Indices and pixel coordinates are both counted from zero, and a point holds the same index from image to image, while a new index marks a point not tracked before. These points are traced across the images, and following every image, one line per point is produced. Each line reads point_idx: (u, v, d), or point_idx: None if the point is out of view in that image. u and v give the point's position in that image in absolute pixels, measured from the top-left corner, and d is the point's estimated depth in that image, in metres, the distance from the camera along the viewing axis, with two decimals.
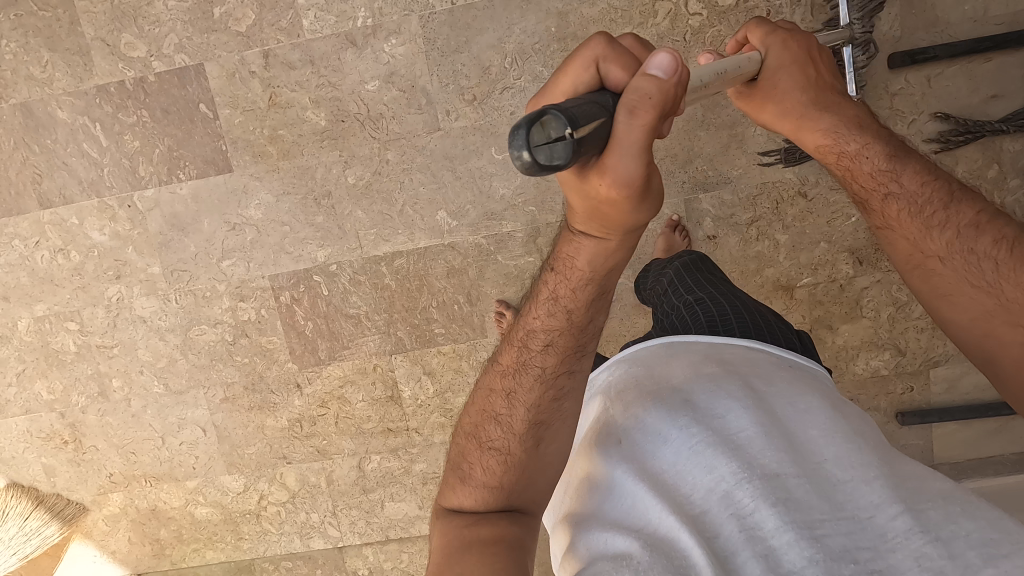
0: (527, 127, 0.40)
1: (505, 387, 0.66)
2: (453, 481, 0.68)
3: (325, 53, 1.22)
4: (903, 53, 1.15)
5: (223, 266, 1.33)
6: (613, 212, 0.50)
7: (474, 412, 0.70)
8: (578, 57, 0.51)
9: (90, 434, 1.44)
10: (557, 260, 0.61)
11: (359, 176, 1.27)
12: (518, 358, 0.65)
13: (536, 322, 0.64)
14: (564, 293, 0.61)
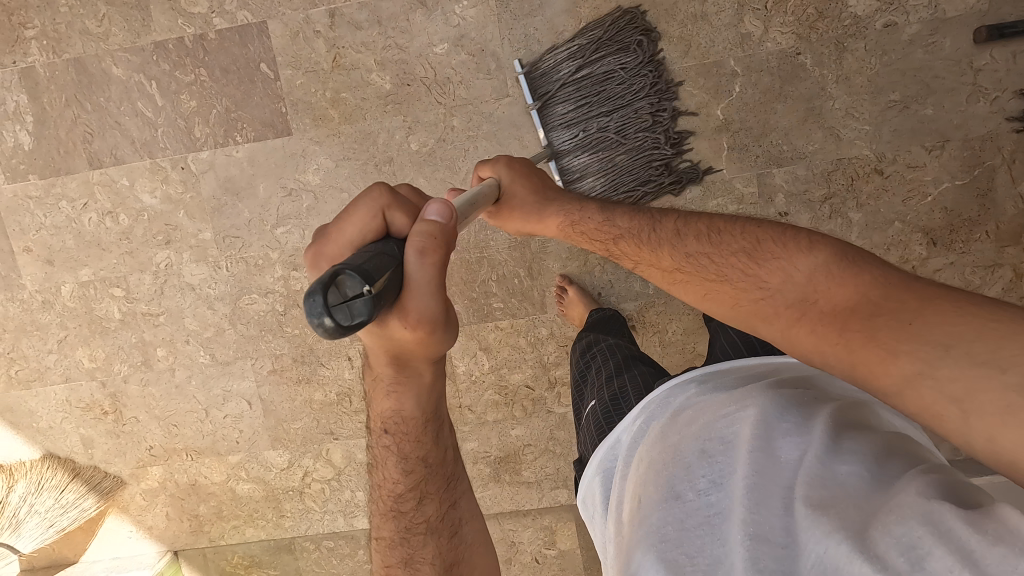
0: (330, 292, 0.41)
1: (398, 558, 0.70)
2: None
3: (394, 13, 1.19)
4: (992, 26, 1.11)
5: (277, 233, 1.29)
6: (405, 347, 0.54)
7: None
8: (358, 210, 0.54)
9: (131, 405, 1.40)
10: (386, 425, 0.65)
11: (422, 142, 1.24)
12: (399, 529, 0.70)
13: (387, 483, 0.69)
14: (404, 443, 0.67)
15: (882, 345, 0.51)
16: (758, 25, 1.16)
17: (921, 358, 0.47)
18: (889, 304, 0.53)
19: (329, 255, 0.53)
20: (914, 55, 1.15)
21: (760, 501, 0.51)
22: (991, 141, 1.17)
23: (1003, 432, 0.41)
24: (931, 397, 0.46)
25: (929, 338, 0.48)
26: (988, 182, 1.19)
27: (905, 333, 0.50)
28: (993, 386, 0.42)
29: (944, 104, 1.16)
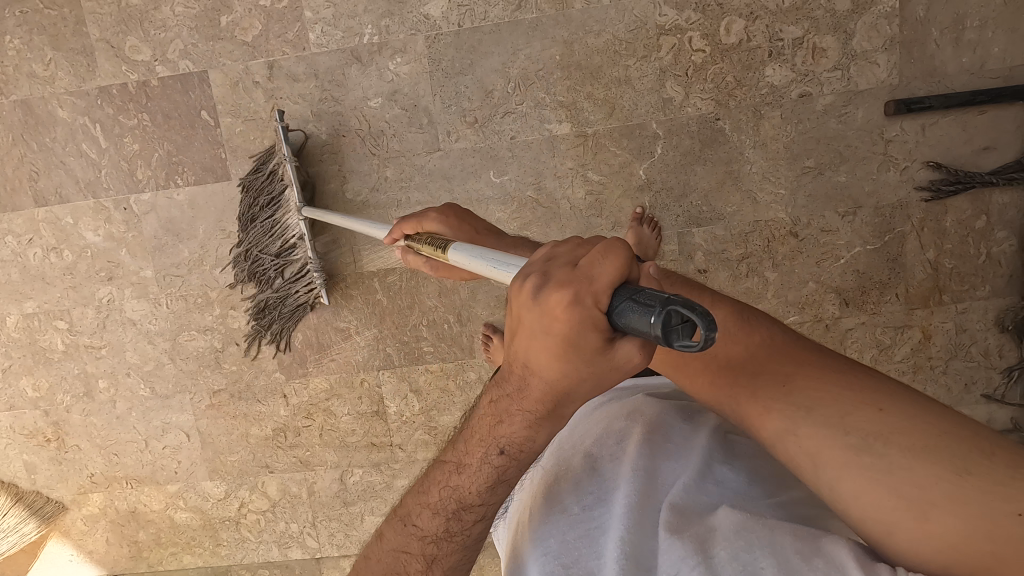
0: (685, 319, 0.37)
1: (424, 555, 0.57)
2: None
3: (329, 67, 1.23)
4: (901, 101, 1.16)
5: (215, 273, 1.34)
6: (585, 388, 0.48)
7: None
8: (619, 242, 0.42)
9: (73, 433, 1.44)
10: (506, 446, 0.54)
11: (357, 191, 1.28)
12: (444, 533, 0.57)
13: (440, 507, 0.57)
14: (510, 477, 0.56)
15: (762, 401, 0.58)
16: (680, 90, 1.20)
17: (786, 417, 0.55)
18: (771, 365, 0.60)
19: (584, 293, 0.42)
20: (828, 125, 1.20)
21: (638, 518, 0.57)
22: (901, 209, 1.22)
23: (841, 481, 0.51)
24: (807, 449, 0.53)
25: (816, 407, 0.54)
26: (898, 247, 1.24)
27: (781, 395, 0.57)
28: (835, 445, 0.52)
29: (856, 173, 1.21)
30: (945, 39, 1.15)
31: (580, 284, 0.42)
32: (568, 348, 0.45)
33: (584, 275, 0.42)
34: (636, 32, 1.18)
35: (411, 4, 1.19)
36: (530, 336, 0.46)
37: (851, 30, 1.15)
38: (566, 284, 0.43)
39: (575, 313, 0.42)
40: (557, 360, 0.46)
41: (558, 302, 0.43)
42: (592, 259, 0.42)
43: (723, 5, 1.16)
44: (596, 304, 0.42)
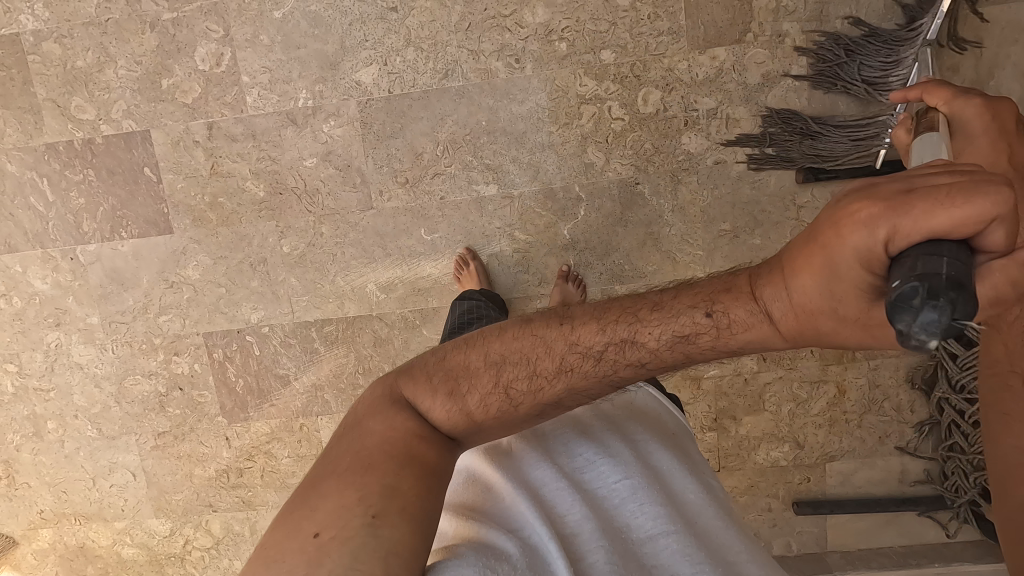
0: (942, 313, 0.37)
1: (564, 359, 0.62)
2: (433, 382, 0.65)
3: (266, 129, 1.28)
4: (809, 169, 1.22)
5: (159, 320, 1.38)
6: (819, 315, 0.50)
7: (477, 350, 0.65)
8: (972, 206, 0.40)
9: (23, 471, 1.48)
10: (716, 310, 0.57)
11: (293, 246, 1.33)
12: (600, 349, 0.61)
13: (619, 328, 0.60)
14: (700, 342, 0.57)
15: None
16: (600, 155, 1.25)
17: None
18: None
19: (897, 227, 0.42)
20: (742, 190, 1.25)
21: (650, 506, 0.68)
22: None
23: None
24: None
25: None
26: None
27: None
28: None
29: (771, 235, 1.26)
30: (852, 112, 1.20)
31: (910, 206, 0.41)
32: (833, 263, 0.46)
33: (901, 208, 0.42)
34: (558, 100, 1.23)
35: (343, 71, 1.24)
36: (812, 237, 0.48)
37: (762, 102, 1.21)
38: (887, 198, 0.43)
39: (862, 231, 0.43)
40: (817, 268, 0.48)
41: (858, 211, 0.44)
42: (931, 197, 0.41)
43: (640, 77, 1.21)
44: (884, 241, 0.42)
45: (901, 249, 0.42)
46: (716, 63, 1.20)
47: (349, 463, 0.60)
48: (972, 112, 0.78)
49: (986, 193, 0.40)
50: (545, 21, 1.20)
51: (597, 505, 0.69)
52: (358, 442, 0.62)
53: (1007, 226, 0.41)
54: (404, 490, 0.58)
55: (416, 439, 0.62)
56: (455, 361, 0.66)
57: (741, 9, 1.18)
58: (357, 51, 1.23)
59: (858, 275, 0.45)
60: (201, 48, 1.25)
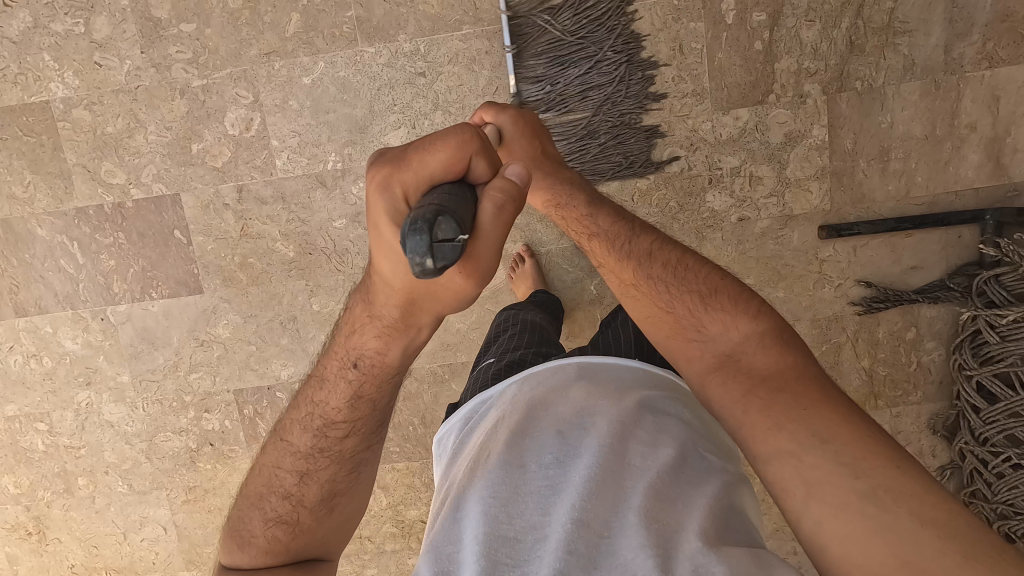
0: (423, 235, 0.42)
1: (298, 468, 0.76)
2: (233, 541, 0.79)
3: (296, 191, 1.30)
4: (831, 226, 1.24)
5: (189, 378, 1.40)
6: (420, 290, 0.54)
7: (247, 494, 0.80)
8: (451, 145, 0.50)
9: (54, 527, 1.50)
10: (358, 361, 0.68)
11: (323, 304, 1.34)
12: (317, 443, 0.75)
13: (308, 428, 0.75)
14: (367, 389, 0.70)
15: (777, 423, 0.63)
16: (626, 214, 1.27)
17: (797, 442, 0.61)
18: (792, 385, 0.65)
19: (404, 182, 0.51)
20: (766, 246, 1.27)
21: (602, 498, 0.63)
22: (836, 321, 1.29)
23: (831, 522, 0.57)
24: (805, 471, 0.60)
25: (812, 448, 0.60)
26: (835, 356, 1.31)
27: (799, 417, 0.62)
28: (843, 485, 0.58)
29: (794, 288, 1.28)
30: (872, 168, 1.23)
31: (405, 163, 0.51)
32: (380, 239, 0.52)
33: (408, 166, 0.51)
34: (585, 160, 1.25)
35: (371, 134, 1.26)
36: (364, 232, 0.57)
37: (785, 160, 1.23)
38: (386, 168, 0.52)
39: (380, 197, 0.51)
40: (377, 255, 0.54)
41: (371, 185, 0.52)
42: (423, 149, 0.51)
43: (665, 137, 1.24)
44: (403, 195, 0.51)
45: (415, 199, 0.51)
46: (739, 122, 1.22)
47: None
48: (508, 120, 0.94)
49: (454, 134, 0.51)
50: None
51: (554, 497, 0.66)
52: None
53: (484, 157, 0.53)
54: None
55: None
56: (241, 510, 0.80)
57: (763, 70, 1.20)
58: (386, 115, 1.25)
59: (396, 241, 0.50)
60: (231, 113, 1.27)
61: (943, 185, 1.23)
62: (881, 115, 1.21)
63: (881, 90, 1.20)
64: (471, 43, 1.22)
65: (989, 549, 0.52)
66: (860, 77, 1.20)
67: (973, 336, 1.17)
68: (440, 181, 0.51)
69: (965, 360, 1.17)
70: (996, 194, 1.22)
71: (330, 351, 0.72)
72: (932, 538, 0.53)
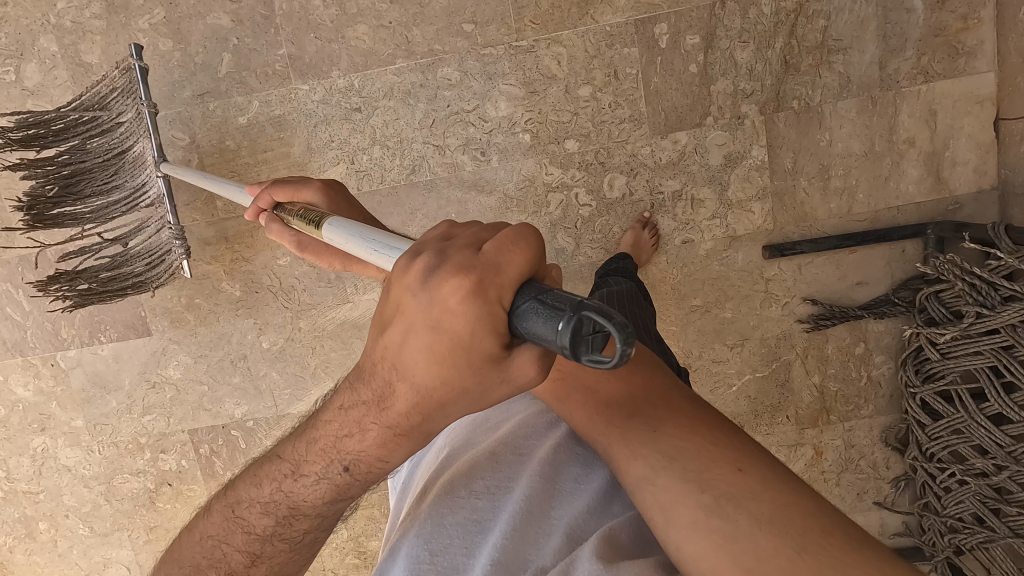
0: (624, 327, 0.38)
1: (249, 549, 0.62)
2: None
3: (239, 231, 1.29)
4: (775, 246, 1.24)
5: (143, 420, 1.39)
6: (459, 392, 0.47)
7: (177, 563, 0.65)
8: (535, 239, 0.44)
9: (18, 572, 1.49)
10: (349, 466, 0.57)
11: (272, 341, 1.34)
12: (277, 528, 0.61)
13: (270, 511, 0.61)
14: (355, 489, 0.59)
15: (635, 449, 0.58)
16: (570, 241, 1.26)
17: (649, 465, 0.56)
18: (643, 407, 0.61)
19: (499, 285, 0.43)
20: (711, 267, 1.27)
21: (520, 525, 0.62)
22: (786, 339, 1.29)
23: (684, 541, 0.51)
24: (661, 494, 0.54)
25: (664, 466, 0.55)
26: (785, 374, 1.31)
27: (648, 438, 0.58)
28: (691, 502, 0.52)
29: (742, 308, 1.28)
30: (813, 187, 1.22)
31: (486, 259, 0.43)
32: (461, 340, 0.44)
33: (493, 265, 0.43)
34: (525, 190, 1.24)
35: (311, 171, 1.25)
36: (402, 326, 0.47)
37: (726, 181, 1.23)
38: (469, 269, 0.43)
39: (470, 306, 0.43)
40: (435, 352, 0.46)
41: (454, 293, 0.43)
42: (501, 247, 0.43)
43: (604, 163, 1.23)
44: (495, 299, 0.43)
45: (508, 302, 0.43)
46: (679, 146, 1.22)
47: None
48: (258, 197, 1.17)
49: (531, 233, 0.44)
50: (507, 114, 1.21)
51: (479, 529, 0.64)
52: None
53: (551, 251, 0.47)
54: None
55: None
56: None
57: (700, 93, 1.19)
58: (323, 152, 1.24)
59: (489, 344, 0.44)
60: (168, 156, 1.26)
61: (885, 201, 1.22)
62: (820, 132, 1.20)
63: (819, 108, 1.19)
64: (406, 76, 1.21)
65: (836, 539, 0.47)
66: (798, 96, 1.19)
67: (917, 352, 1.17)
68: (533, 282, 0.44)
69: (908, 377, 1.17)
70: (938, 208, 1.22)
71: (312, 428, 0.60)
72: (773, 538, 0.48)
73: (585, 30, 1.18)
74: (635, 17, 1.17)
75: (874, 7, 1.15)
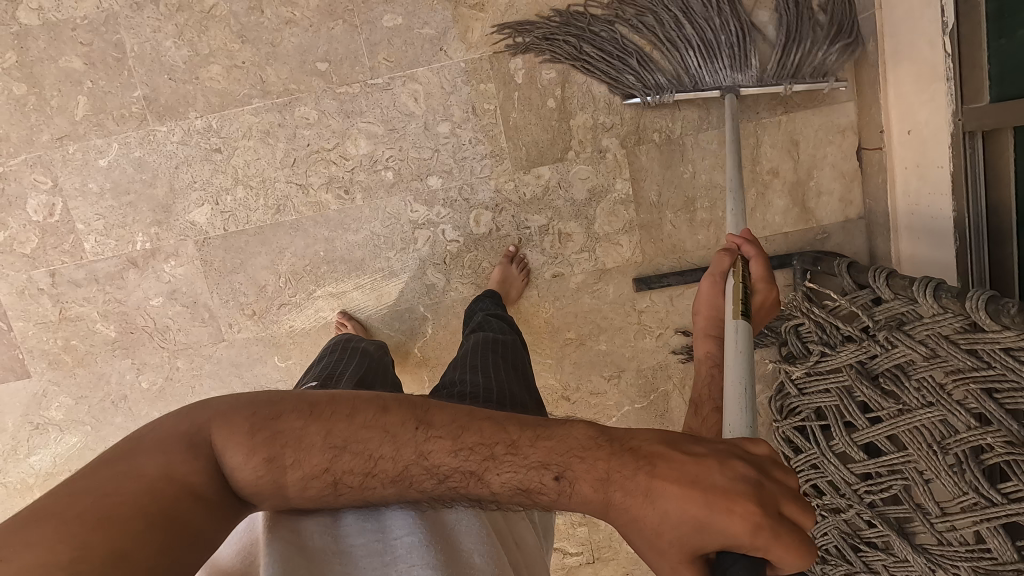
0: None
1: (405, 472, 0.58)
2: (253, 439, 0.57)
3: (109, 273, 1.28)
4: (643, 278, 1.22)
5: (30, 461, 1.39)
6: (650, 531, 0.53)
7: (319, 424, 0.59)
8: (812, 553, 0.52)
9: None
10: (564, 475, 0.57)
11: (151, 381, 1.33)
12: (442, 476, 0.59)
13: (462, 452, 0.59)
14: (539, 497, 0.58)
15: None
16: (440, 277, 1.25)
17: None
18: None
19: (766, 544, 0.50)
20: (583, 300, 1.26)
21: None
22: (662, 370, 1.28)
23: None
24: None
25: None
26: (665, 404, 1.29)
27: None
28: None
29: (616, 340, 1.27)
30: (679, 219, 1.21)
31: (783, 525, 0.50)
32: (709, 524, 0.50)
33: (781, 530, 0.50)
34: (391, 226, 1.23)
35: (176, 213, 1.24)
36: (688, 474, 0.52)
37: (592, 215, 1.21)
38: (766, 511, 0.50)
39: (743, 524, 0.50)
40: (684, 500, 0.51)
41: (751, 511, 0.50)
42: (795, 534, 0.51)
43: (469, 200, 1.21)
44: (751, 546, 0.50)
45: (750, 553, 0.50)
46: (542, 181, 1.20)
47: (106, 505, 0.48)
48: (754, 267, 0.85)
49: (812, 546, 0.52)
50: (368, 152, 1.20)
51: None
52: (119, 480, 0.51)
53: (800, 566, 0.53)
54: (134, 558, 0.46)
55: (192, 498, 0.52)
56: (287, 428, 0.58)
57: (560, 128, 1.18)
58: (187, 193, 1.23)
59: (710, 544, 0.51)
60: (33, 200, 1.25)
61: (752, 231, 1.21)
62: (683, 165, 1.19)
63: (680, 141, 1.18)
64: (264, 116, 1.19)
65: None
66: (658, 129, 1.18)
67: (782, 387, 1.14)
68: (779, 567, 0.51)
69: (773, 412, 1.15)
70: (805, 238, 1.21)
71: (573, 430, 0.60)
72: None
73: (444, 64, 1.16)
74: (491, 52, 1.15)
75: None
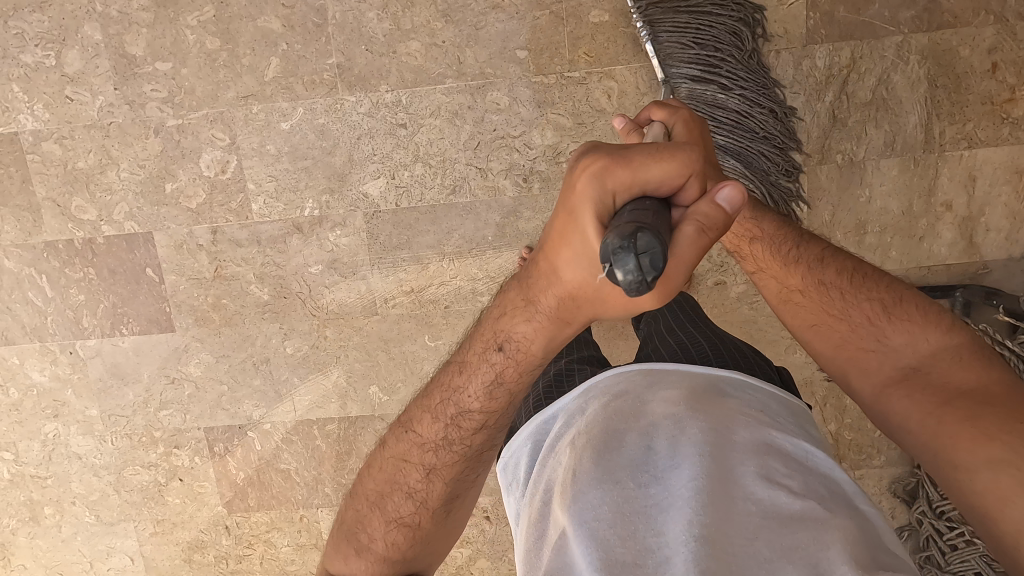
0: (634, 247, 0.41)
1: (422, 462, 0.72)
2: (344, 549, 0.76)
3: (272, 235, 1.28)
4: None
5: (160, 414, 1.39)
6: (586, 285, 0.55)
7: (364, 503, 0.76)
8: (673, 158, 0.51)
9: (19, 553, 1.50)
10: (505, 342, 0.65)
11: (297, 347, 1.34)
12: (444, 435, 0.71)
13: (439, 417, 0.71)
14: (508, 377, 0.66)
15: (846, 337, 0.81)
16: None
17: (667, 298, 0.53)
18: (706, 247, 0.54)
19: (619, 182, 0.51)
20: (740, 310, 1.28)
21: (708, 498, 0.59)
22: (806, 386, 1.31)
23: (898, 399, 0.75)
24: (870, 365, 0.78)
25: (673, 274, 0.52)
26: None
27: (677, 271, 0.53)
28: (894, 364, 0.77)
29: (765, 352, 1.30)
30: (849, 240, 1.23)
31: (626, 162, 0.51)
32: (579, 227, 0.52)
33: (631, 166, 0.51)
34: None
35: (350, 183, 1.25)
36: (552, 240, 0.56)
37: None
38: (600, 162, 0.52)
39: (588, 188, 0.51)
40: (565, 246, 0.55)
41: (585, 169, 0.52)
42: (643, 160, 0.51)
43: None
44: (610, 194, 0.51)
45: (625, 199, 0.51)
46: None
47: None
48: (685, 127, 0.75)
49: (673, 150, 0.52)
50: (553, 143, 1.21)
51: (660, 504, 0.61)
52: None
53: (698, 179, 0.53)
54: None
55: None
56: (353, 520, 0.77)
57: None
58: (365, 164, 1.24)
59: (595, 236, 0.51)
60: (207, 155, 1.24)
61: (916, 260, 1.24)
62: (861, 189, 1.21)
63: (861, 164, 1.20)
64: (455, 97, 1.20)
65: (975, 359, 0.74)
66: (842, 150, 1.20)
67: None
68: (651, 188, 0.51)
69: None
70: (967, 271, 1.24)
71: (489, 309, 0.67)
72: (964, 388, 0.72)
73: (643, 65, 1.17)
74: None
75: (925, 69, 1.16)
